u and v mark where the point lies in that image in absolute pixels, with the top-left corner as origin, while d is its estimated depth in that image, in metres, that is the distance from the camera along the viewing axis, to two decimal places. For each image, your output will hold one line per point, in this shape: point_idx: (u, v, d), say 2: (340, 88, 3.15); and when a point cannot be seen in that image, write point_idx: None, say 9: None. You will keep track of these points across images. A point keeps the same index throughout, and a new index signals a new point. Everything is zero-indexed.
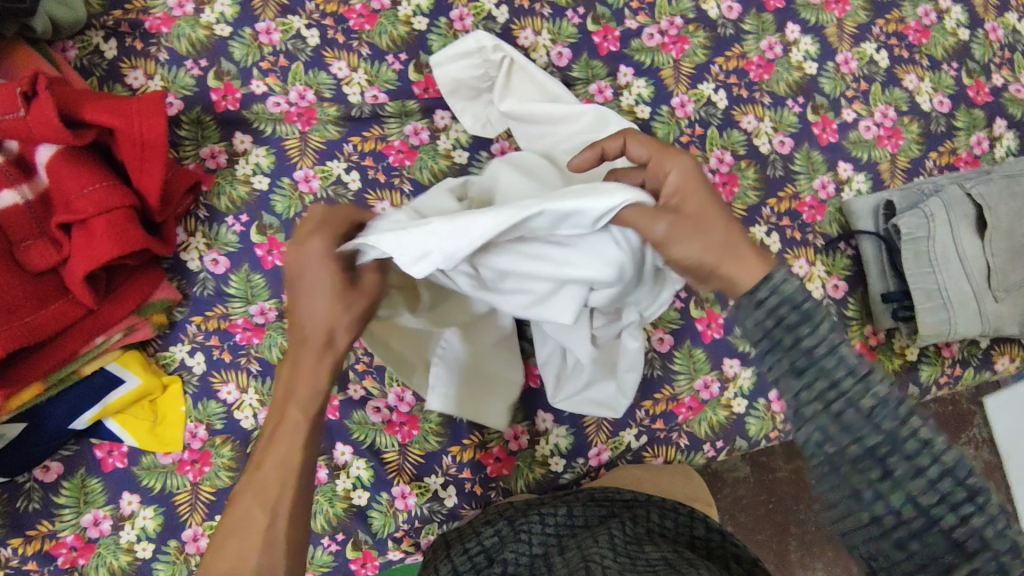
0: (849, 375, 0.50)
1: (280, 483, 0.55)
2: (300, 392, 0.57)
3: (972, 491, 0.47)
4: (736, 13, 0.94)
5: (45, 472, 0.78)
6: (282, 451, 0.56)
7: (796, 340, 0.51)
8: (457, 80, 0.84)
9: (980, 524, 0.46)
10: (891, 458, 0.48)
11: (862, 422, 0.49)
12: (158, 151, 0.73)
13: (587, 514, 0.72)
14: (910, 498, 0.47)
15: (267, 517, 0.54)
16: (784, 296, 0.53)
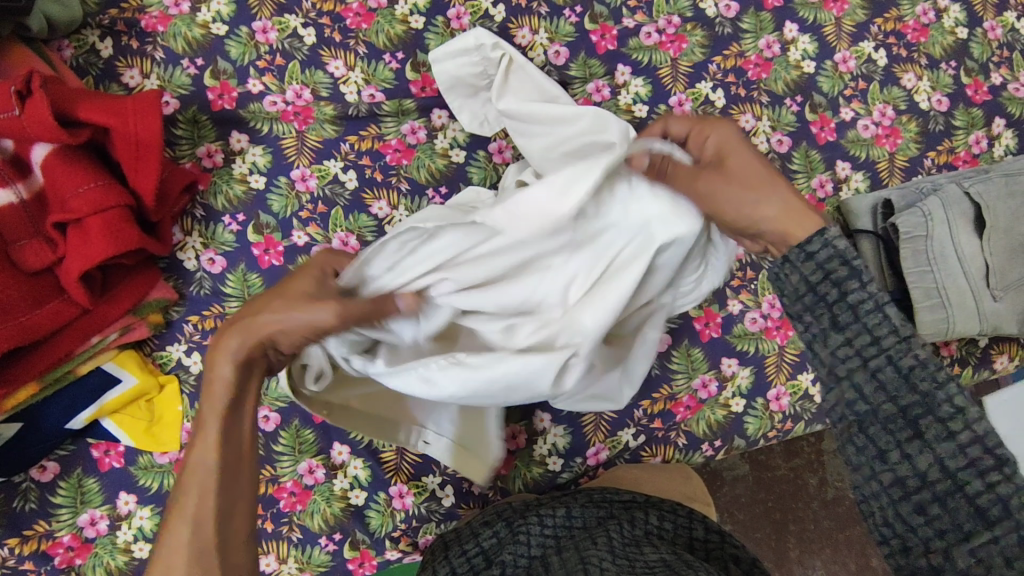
0: (891, 333, 0.47)
1: (201, 483, 0.53)
2: (220, 382, 0.55)
3: (1003, 461, 0.43)
4: (734, 11, 0.93)
5: (41, 472, 0.78)
6: (202, 449, 0.54)
7: (846, 292, 0.49)
8: (455, 77, 0.85)
9: (1008, 492, 0.43)
10: (924, 419, 0.46)
11: (898, 381, 0.47)
12: (153, 150, 0.73)
13: (586, 514, 0.71)
14: (939, 461, 0.45)
15: (188, 526, 0.52)
16: (835, 253, 0.50)
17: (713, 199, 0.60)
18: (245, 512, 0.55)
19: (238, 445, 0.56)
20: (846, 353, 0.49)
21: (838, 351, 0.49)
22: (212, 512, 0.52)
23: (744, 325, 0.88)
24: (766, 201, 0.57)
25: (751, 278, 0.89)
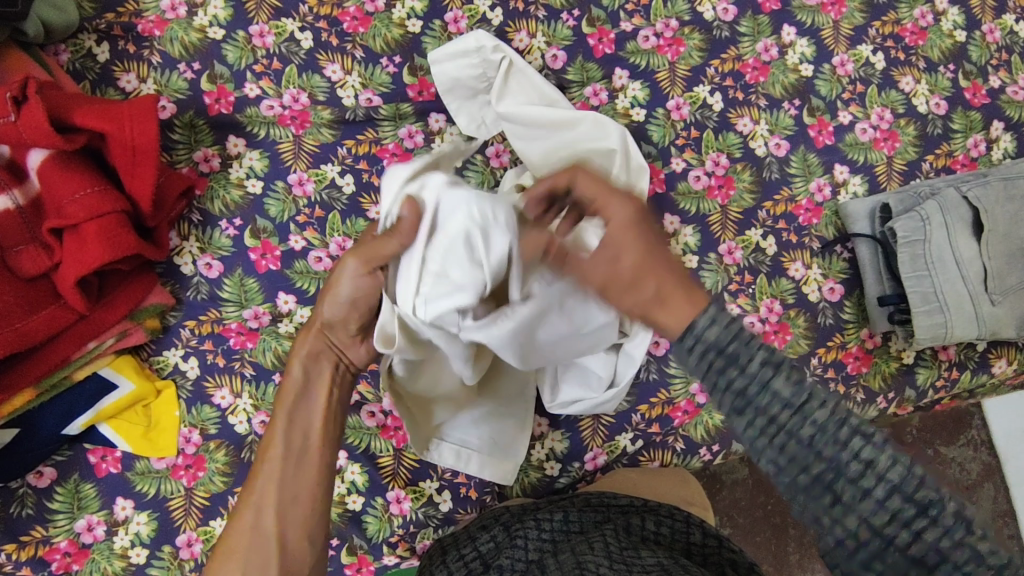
0: (784, 408, 0.48)
1: (268, 470, 0.63)
2: (291, 380, 0.67)
3: (925, 504, 0.46)
4: (732, 15, 0.93)
5: (38, 477, 0.77)
6: (273, 438, 0.65)
7: (730, 382, 0.49)
8: (455, 78, 0.84)
9: (935, 537, 0.45)
10: (839, 483, 0.47)
11: (805, 452, 0.48)
12: (150, 155, 0.73)
13: (583, 519, 0.72)
14: (865, 520, 0.47)
15: (253, 508, 0.62)
16: (709, 345, 0.50)
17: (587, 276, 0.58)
18: (310, 497, 0.64)
19: (305, 434, 0.66)
20: (754, 437, 0.49)
21: (750, 437, 0.49)
22: (273, 495, 0.62)
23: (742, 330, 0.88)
24: (628, 258, 0.54)
25: (749, 282, 0.89)
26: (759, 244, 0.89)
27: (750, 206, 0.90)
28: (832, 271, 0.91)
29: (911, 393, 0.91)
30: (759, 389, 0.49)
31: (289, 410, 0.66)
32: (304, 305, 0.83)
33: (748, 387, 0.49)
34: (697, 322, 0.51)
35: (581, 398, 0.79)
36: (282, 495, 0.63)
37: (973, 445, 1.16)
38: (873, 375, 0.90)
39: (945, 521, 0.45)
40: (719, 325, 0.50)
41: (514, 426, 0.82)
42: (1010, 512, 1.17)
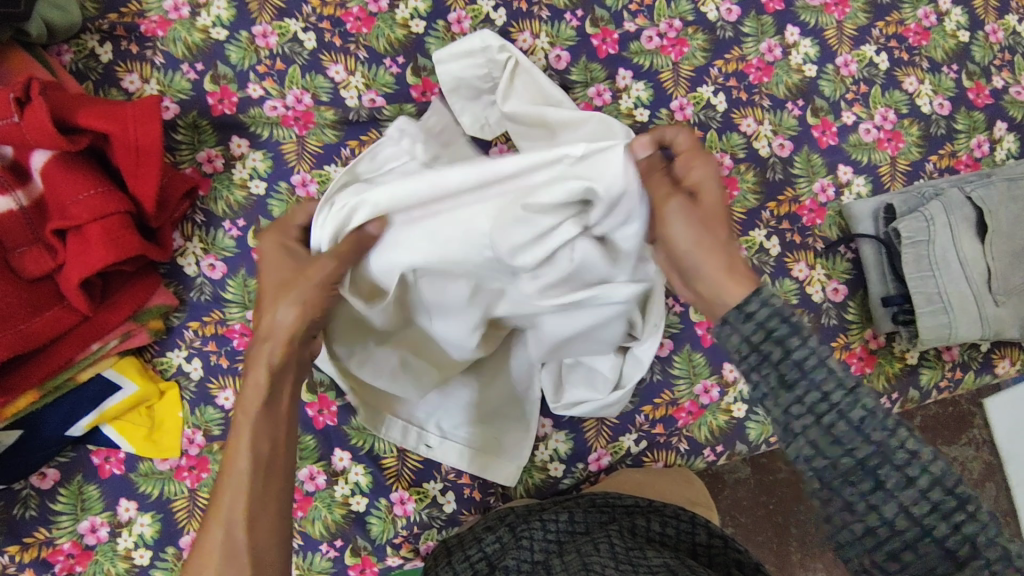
0: (838, 388, 0.48)
1: (234, 483, 0.59)
2: (254, 385, 0.61)
3: (964, 499, 0.46)
4: (736, 15, 0.93)
5: (41, 479, 0.77)
6: (235, 450, 0.60)
7: (789, 350, 0.49)
8: (459, 78, 0.83)
9: (974, 530, 0.45)
10: (883, 469, 0.47)
11: (852, 433, 0.47)
12: (153, 156, 0.73)
13: (588, 519, 0.72)
14: (905, 508, 0.46)
15: (223, 523, 0.58)
16: (772, 312, 0.50)
17: (664, 229, 0.61)
18: (279, 504, 0.61)
19: (273, 438, 0.62)
20: (799, 412, 0.48)
21: (791, 410, 0.49)
22: (244, 508, 0.58)
23: None
24: (706, 204, 0.60)
25: None
26: (763, 245, 0.89)
27: (753, 207, 0.90)
28: (835, 272, 0.91)
29: (915, 393, 0.91)
30: (811, 368, 0.48)
31: (251, 418, 0.61)
32: None
33: (801, 360, 0.49)
34: (758, 291, 0.52)
35: (585, 399, 0.79)
36: (254, 506, 0.59)
37: (975, 445, 1.16)
38: (876, 375, 0.90)
39: (983, 517, 0.45)
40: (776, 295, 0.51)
41: (504, 424, 0.82)
42: (1012, 511, 1.17)
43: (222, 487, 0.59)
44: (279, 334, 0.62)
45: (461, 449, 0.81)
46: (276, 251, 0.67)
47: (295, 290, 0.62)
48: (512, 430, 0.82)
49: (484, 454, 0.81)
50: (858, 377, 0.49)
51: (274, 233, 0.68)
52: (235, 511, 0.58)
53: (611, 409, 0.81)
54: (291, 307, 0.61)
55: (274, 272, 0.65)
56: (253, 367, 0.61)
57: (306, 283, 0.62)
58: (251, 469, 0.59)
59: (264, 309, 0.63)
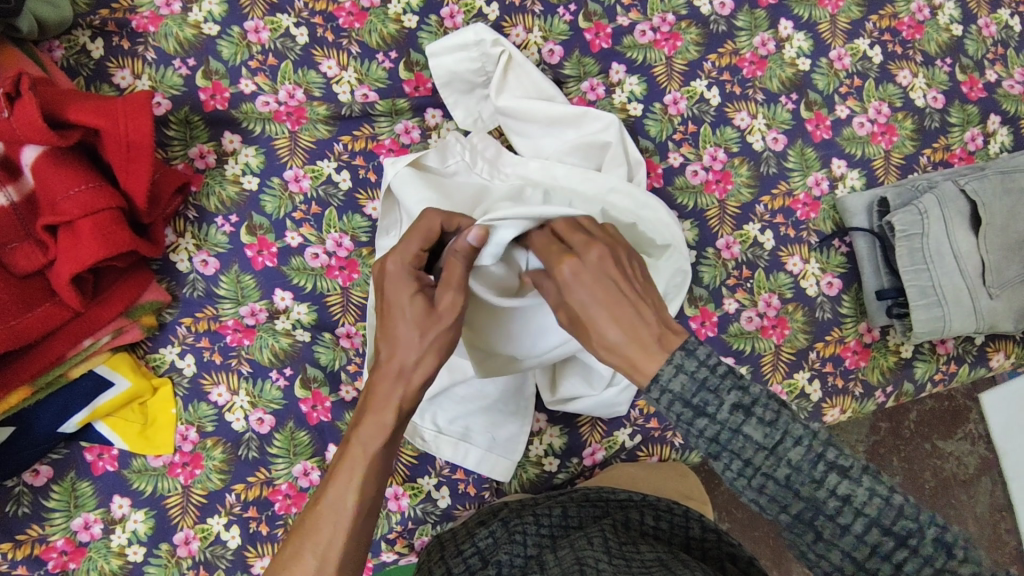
0: (758, 451, 0.49)
1: (334, 519, 0.56)
2: (379, 397, 0.58)
3: (903, 536, 0.46)
4: (729, 9, 0.93)
5: (34, 476, 0.77)
6: (340, 488, 0.56)
7: (702, 429, 0.50)
8: (453, 72, 0.84)
9: (914, 568, 0.46)
10: (819, 519, 0.48)
11: (784, 491, 0.48)
12: (144, 150, 0.72)
13: (582, 514, 0.71)
14: (848, 554, 0.48)
15: (317, 558, 0.55)
16: (675, 396, 0.51)
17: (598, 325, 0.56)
18: (365, 513, 0.57)
19: (380, 479, 0.58)
20: (733, 478, 0.50)
21: (731, 479, 0.50)
22: (341, 547, 0.55)
23: (740, 324, 0.87)
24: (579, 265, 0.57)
25: (747, 277, 0.88)
26: (757, 239, 0.89)
27: (747, 201, 0.90)
28: (829, 265, 0.91)
29: (909, 386, 0.91)
30: (725, 439, 0.49)
31: (368, 455, 0.57)
32: (301, 301, 0.83)
33: (716, 433, 0.50)
34: (661, 373, 0.52)
35: (581, 395, 0.81)
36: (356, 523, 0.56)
37: (971, 439, 1.16)
38: (871, 369, 0.90)
39: (925, 550, 0.45)
40: (684, 375, 0.51)
41: (500, 425, 0.81)
42: (1008, 506, 1.17)
43: (319, 521, 0.56)
44: (408, 370, 0.58)
45: (456, 449, 0.80)
46: (408, 278, 0.59)
47: (438, 327, 0.58)
48: (509, 433, 0.81)
49: (481, 463, 0.81)
50: (781, 432, 0.49)
51: (404, 257, 0.60)
52: (343, 516, 0.56)
53: (606, 409, 0.82)
54: (429, 347, 0.58)
55: (404, 294, 0.58)
56: (383, 407, 0.57)
57: (445, 319, 0.58)
58: (357, 510, 0.56)
59: (397, 338, 0.58)
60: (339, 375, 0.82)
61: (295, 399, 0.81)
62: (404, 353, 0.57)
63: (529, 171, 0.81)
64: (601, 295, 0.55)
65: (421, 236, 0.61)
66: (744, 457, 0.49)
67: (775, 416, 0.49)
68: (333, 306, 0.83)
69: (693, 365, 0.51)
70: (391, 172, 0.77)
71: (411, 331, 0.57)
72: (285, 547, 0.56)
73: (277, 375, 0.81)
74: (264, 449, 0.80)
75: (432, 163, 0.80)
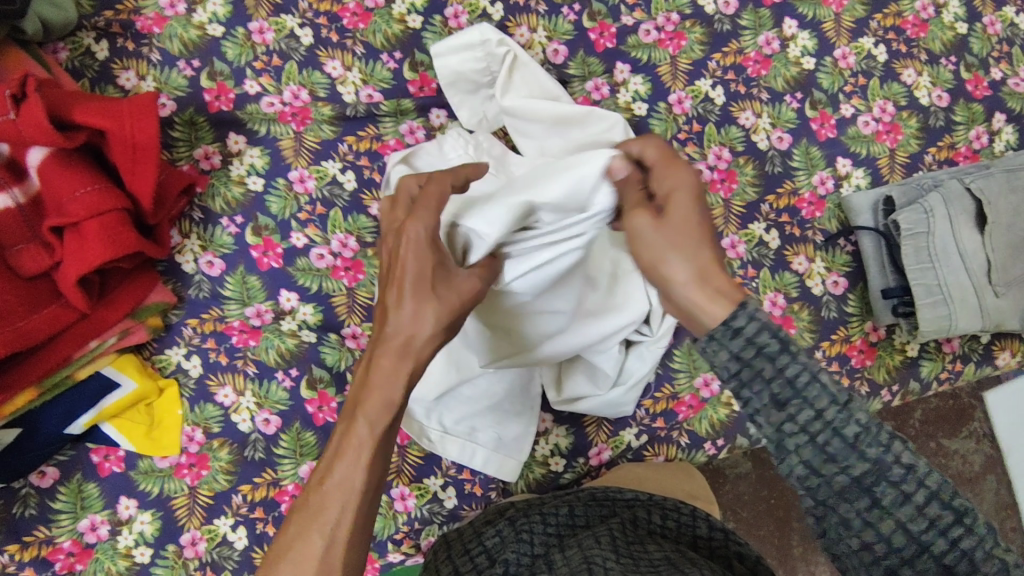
0: (831, 404, 0.47)
1: (343, 497, 0.54)
2: (383, 372, 0.57)
3: (961, 513, 0.46)
4: (733, 8, 0.93)
5: (41, 478, 0.77)
6: (350, 466, 0.55)
7: (781, 368, 0.47)
8: (458, 72, 0.84)
9: (971, 545, 0.45)
10: (879, 486, 0.46)
11: (847, 451, 0.47)
12: (150, 152, 0.73)
13: (588, 513, 0.71)
14: (903, 525, 0.46)
15: (326, 536, 0.53)
16: (764, 325, 0.48)
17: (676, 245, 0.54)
18: (372, 489, 0.56)
19: (386, 457, 0.57)
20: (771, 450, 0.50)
21: None
22: (349, 527, 0.54)
23: None
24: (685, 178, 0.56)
25: (752, 276, 0.88)
26: (762, 238, 0.89)
27: (752, 200, 0.90)
28: (835, 264, 0.91)
29: (915, 385, 0.91)
30: (803, 385, 0.47)
31: (375, 432, 0.56)
32: (306, 302, 0.83)
33: (794, 377, 0.47)
34: (746, 304, 0.49)
35: (586, 396, 0.81)
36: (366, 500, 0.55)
37: (976, 438, 1.16)
38: (877, 368, 0.90)
39: (981, 529, 0.46)
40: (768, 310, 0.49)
41: (504, 425, 0.81)
42: (1012, 504, 1.17)
43: (326, 499, 0.54)
44: (418, 344, 0.57)
45: (462, 449, 0.80)
46: (429, 246, 0.58)
47: (451, 305, 0.58)
48: (514, 434, 0.81)
49: (488, 464, 0.81)
50: (852, 392, 0.48)
51: (425, 224, 0.58)
52: (352, 493, 0.54)
53: (611, 408, 0.82)
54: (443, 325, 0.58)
55: (419, 265, 0.57)
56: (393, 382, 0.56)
57: (459, 295, 0.59)
58: (367, 487, 0.55)
59: (406, 309, 0.57)
60: (345, 376, 0.82)
61: (301, 400, 0.81)
62: (416, 328, 0.57)
63: (533, 171, 0.82)
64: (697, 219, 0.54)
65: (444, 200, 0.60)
66: (817, 408, 0.47)
67: None
68: (339, 307, 0.83)
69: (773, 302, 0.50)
70: (391, 167, 0.80)
71: (423, 306, 0.57)
72: (284, 529, 0.55)
73: (282, 376, 0.81)
74: (270, 450, 0.80)
75: (429, 160, 0.81)
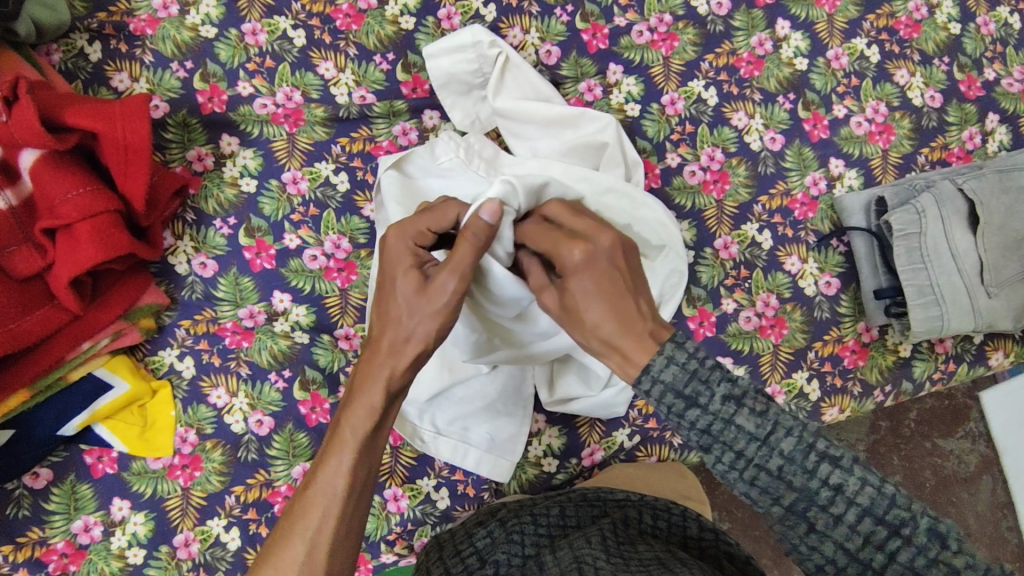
0: (750, 441, 0.48)
1: (325, 502, 0.55)
2: (367, 374, 0.58)
3: (896, 525, 0.46)
4: (726, 9, 0.93)
5: (34, 479, 0.77)
6: (332, 470, 0.56)
7: (693, 420, 0.49)
8: (450, 74, 0.84)
9: (907, 557, 0.46)
10: (811, 511, 0.48)
11: (775, 482, 0.48)
12: (142, 154, 0.73)
13: (580, 513, 0.72)
14: (842, 546, 0.47)
15: (308, 540, 0.54)
16: (666, 387, 0.50)
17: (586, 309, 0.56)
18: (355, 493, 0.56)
19: (371, 460, 0.58)
20: None
21: None
22: (331, 531, 0.55)
23: (738, 324, 0.88)
24: (605, 238, 0.58)
25: (745, 276, 0.89)
26: (755, 239, 0.89)
27: (745, 200, 0.90)
28: (828, 265, 0.91)
29: (908, 386, 0.91)
30: (718, 431, 0.49)
31: (357, 436, 0.56)
32: (299, 303, 0.83)
33: (707, 425, 0.49)
34: (654, 364, 0.51)
35: (578, 397, 0.81)
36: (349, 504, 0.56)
37: (971, 437, 1.16)
38: (870, 369, 0.90)
39: None
40: (675, 365, 0.50)
41: (497, 426, 0.81)
42: (1008, 503, 1.17)
43: (309, 504, 0.55)
44: (399, 346, 0.58)
45: (454, 450, 0.81)
46: (405, 255, 0.60)
47: (428, 308, 0.57)
48: (506, 434, 0.81)
49: (481, 465, 0.81)
50: (773, 422, 0.48)
51: (405, 234, 0.60)
52: (334, 497, 0.55)
53: (605, 409, 0.82)
54: (422, 327, 0.58)
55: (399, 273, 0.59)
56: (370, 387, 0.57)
57: (439, 300, 0.57)
58: (348, 491, 0.55)
59: (390, 312, 0.59)
60: (339, 377, 0.83)
61: (294, 401, 0.81)
62: (399, 330, 0.58)
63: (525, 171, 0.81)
64: (604, 285, 0.56)
65: (431, 221, 0.61)
66: (736, 449, 0.49)
67: (765, 407, 0.49)
68: (332, 308, 0.83)
69: (682, 357, 0.51)
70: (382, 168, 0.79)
71: (403, 310, 0.58)
72: (271, 533, 0.55)
73: (276, 377, 0.81)
74: (263, 450, 0.80)
75: (421, 162, 0.81)
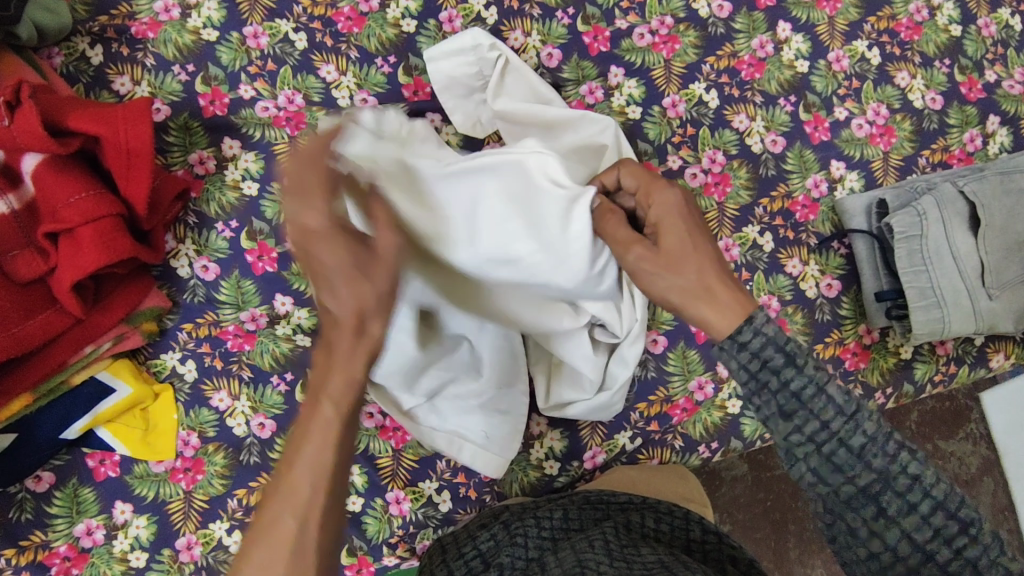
0: (838, 416, 0.51)
1: (314, 477, 0.54)
2: (341, 344, 0.55)
3: (965, 523, 0.50)
4: (727, 11, 0.93)
5: (37, 482, 0.77)
6: (317, 444, 0.54)
7: (786, 383, 0.52)
8: (451, 77, 0.85)
9: (975, 554, 0.49)
10: (884, 495, 0.51)
11: (853, 460, 0.51)
12: (144, 158, 0.73)
13: (582, 516, 0.72)
14: (908, 535, 0.50)
15: (298, 515, 0.53)
16: (767, 341, 0.53)
17: (672, 268, 0.58)
18: (339, 467, 0.55)
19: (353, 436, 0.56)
20: None
21: None
22: (321, 505, 0.54)
23: None
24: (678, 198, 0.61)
25: (746, 279, 0.89)
26: (757, 241, 0.89)
27: (746, 203, 0.90)
28: (829, 267, 0.91)
29: (909, 388, 0.91)
30: (809, 398, 0.52)
31: (339, 409, 0.55)
32: (301, 306, 0.83)
33: (800, 390, 0.52)
34: (753, 317, 0.54)
35: (572, 400, 0.81)
36: (334, 476, 0.54)
37: (972, 438, 1.16)
38: (871, 371, 0.90)
39: None
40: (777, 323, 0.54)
41: (495, 425, 0.81)
42: (1009, 505, 1.17)
43: (296, 479, 0.54)
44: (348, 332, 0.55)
45: (456, 449, 0.80)
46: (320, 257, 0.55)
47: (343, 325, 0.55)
48: (505, 433, 0.81)
49: (483, 463, 0.81)
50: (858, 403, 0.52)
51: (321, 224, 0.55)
52: (324, 468, 0.54)
53: (602, 411, 0.81)
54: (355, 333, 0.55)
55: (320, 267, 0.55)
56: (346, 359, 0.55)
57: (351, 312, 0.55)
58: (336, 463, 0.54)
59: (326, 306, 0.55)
60: None
61: (296, 404, 0.81)
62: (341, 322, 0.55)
63: None
64: (689, 235, 0.59)
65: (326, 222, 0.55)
66: (823, 420, 0.52)
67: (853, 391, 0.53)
68: None
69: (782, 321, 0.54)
70: None
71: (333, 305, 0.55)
72: (254, 515, 0.54)
73: (277, 381, 0.81)
74: (265, 454, 0.80)
75: None
